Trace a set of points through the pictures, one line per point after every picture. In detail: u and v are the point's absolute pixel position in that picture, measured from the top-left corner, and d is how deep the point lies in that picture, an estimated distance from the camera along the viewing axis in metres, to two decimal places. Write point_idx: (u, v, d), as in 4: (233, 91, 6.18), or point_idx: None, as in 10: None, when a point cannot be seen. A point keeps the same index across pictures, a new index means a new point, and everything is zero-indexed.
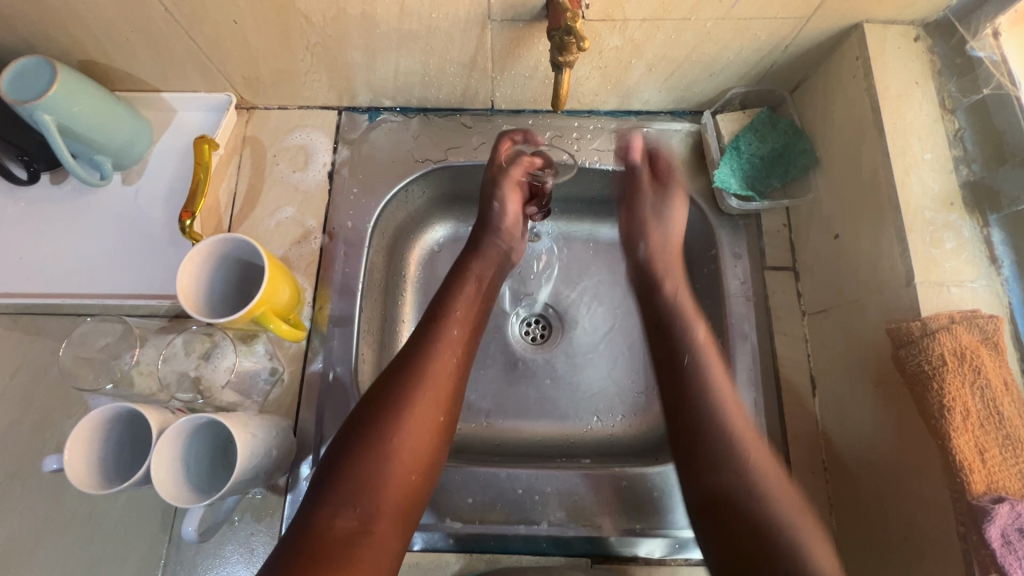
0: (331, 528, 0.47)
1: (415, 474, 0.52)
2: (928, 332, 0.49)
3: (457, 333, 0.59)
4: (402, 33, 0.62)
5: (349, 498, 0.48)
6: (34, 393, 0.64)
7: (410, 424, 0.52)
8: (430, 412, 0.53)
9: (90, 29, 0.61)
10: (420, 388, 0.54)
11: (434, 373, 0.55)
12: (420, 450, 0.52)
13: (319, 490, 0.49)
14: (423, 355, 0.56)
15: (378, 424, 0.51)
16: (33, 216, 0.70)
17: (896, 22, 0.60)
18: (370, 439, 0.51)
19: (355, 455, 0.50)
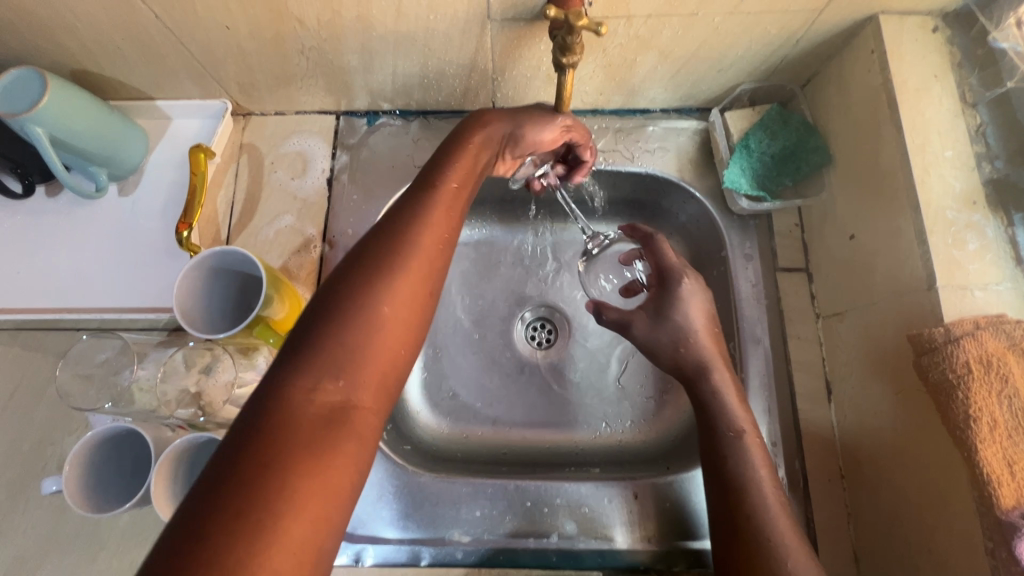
0: (309, 402, 0.36)
1: (403, 350, 0.42)
2: (951, 339, 0.47)
3: (446, 204, 0.50)
4: (400, 35, 0.60)
5: (330, 366, 0.38)
6: (33, 411, 0.63)
7: (402, 285, 0.43)
8: (418, 281, 0.44)
9: (80, 38, 0.59)
10: (408, 257, 0.44)
11: (422, 244, 0.46)
12: (411, 321, 0.43)
13: (284, 359, 0.38)
14: (407, 226, 0.46)
15: (360, 288, 0.41)
16: (27, 230, 0.69)
17: (912, 13, 0.58)
18: (347, 303, 0.40)
19: (334, 323, 0.39)
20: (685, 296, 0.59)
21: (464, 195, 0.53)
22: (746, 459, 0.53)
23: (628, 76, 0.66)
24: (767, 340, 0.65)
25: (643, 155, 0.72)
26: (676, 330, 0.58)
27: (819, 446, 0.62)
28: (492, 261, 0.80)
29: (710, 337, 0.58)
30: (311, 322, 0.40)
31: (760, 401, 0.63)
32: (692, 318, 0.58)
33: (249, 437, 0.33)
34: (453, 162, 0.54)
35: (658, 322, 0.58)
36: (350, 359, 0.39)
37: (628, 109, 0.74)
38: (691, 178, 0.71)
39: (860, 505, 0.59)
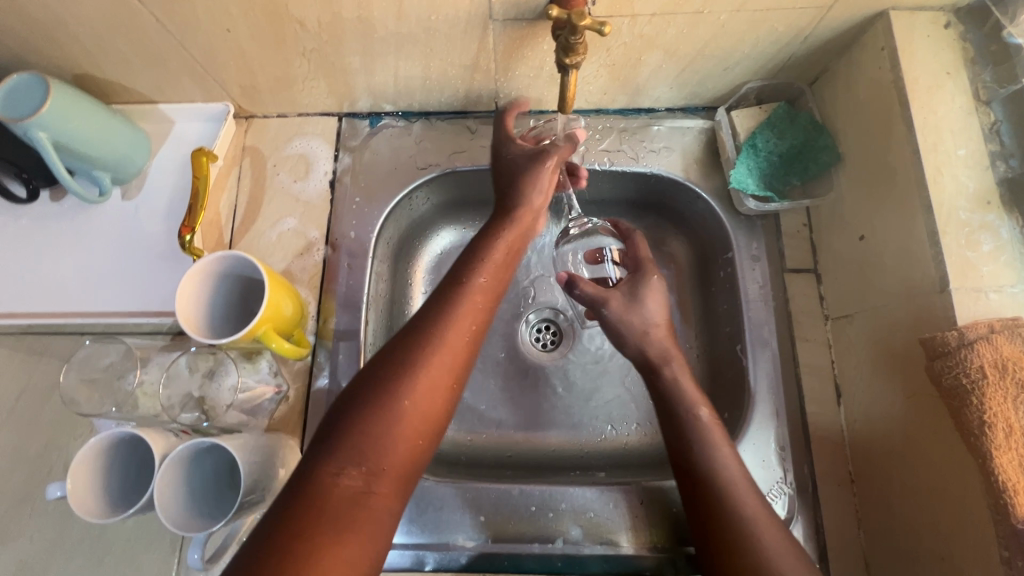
0: (336, 486, 0.40)
1: (422, 440, 0.45)
2: (965, 343, 0.46)
3: (484, 290, 0.52)
4: (401, 36, 0.59)
5: (358, 454, 0.42)
6: (39, 415, 0.64)
7: (429, 379, 0.46)
8: (445, 373, 0.47)
9: (81, 43, 0.59)
10: (440, 346, 0.47)
11: (451, 334, 0.48)
12: (436, 411, 0.46)
13: (322, 441, 0.43)
14: (439, 317, 0.49)
15: (389, 380, 0.45)
16: (32, 234, 0.69)
17: (924, 8, 0.56)
18: (382, 393, 0.44)
19: (367, 410, 0.44)
20: (654, 286, 0.61)
21: (502, 274, 0.55)
22: (710, 446, 0.53)
23: (633, 75, 0.65)
24: (775, 343, 0.64)
25: (648, 155, 0.71)
26: (639, 320, 0.59)
27: (828, 450, 0.61)
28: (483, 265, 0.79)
29: (665, 330, 0.59)
30: (350, 405, 0.44)
31: (768, 404, 0.62)
32: (651, 314, 0.60)
33: (283, 518, 0.39)
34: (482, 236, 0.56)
35: (628, 312, 0.59)
36: (373, 448, 0.42)
37: (633, 109, 0.73)
38: (697, 178, 0.70)
39: (871, 511, 0.58)
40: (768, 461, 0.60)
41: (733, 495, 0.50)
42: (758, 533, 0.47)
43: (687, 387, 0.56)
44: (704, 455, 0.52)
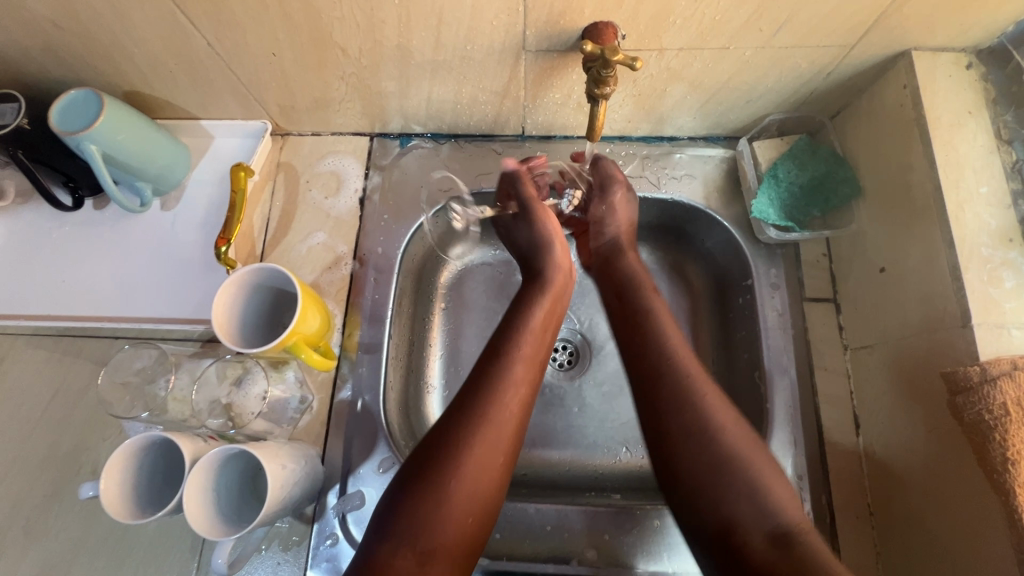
0: (391, 567, 0.44)
1: (471, 519, 0.48)
2: (987, 379, 0.46)
3: (522, 372, 0.54)
4: (437, 63, 0.62)
5: (409, 536, 0.46)
6: (71, 415, 0.66)
7: (476, 460, 0.49)
8: (496, 453, 0.50)
9: (135, 62, 0.63)
10: (484, 426, 0.50)
11: (497, 413, 0.51)
12: (484, 490, 0.49)
13: (379, 525, 0.47)
14: (487, 396, 0.52)
15: (442, 464, 0.48)
16: (75, 240, 0.72)
17: (946, 49, 0.58)
18: (431, 481, 0.47)
19: (419, 494, 0.47)
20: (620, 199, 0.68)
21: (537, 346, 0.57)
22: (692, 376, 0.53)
23: (657, 105, 0.68)
24: (794, 371, 0.65)
25: (669, 182, 0.73)
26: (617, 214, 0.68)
27: (846, 480, 0.61)
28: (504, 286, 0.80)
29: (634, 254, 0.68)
30: (400, 488, 0.48)
31: (785, 432, 0.62)
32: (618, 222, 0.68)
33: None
34: (522, 311, 0.60)
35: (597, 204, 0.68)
36: (425, 530, 0.46)
37: (655, 137, 0.75)
38: (717, 206, 0.72)
39: (891, 545, 0.57)
40: None
41: (696, 388, 0.52)
42: (719, 423, 0.50)
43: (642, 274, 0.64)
44: (672, 366, 0.54)
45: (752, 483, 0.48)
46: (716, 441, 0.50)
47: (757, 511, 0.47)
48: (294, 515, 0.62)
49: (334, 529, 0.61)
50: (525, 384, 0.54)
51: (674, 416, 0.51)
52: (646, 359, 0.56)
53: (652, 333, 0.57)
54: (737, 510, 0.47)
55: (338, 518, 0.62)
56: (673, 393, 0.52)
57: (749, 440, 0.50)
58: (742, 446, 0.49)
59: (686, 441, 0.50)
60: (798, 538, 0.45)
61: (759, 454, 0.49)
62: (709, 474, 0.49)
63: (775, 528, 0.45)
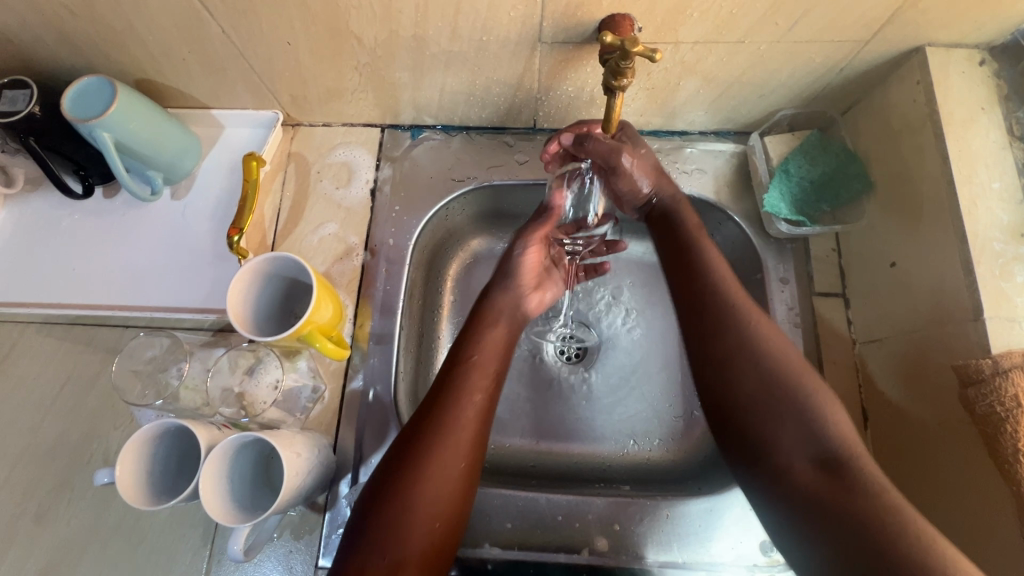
0: None
1: (440, 522, 0.50)
2: (999, 371, 0.47)
3: (481, 381, 0.56)
4: (452, 54, 0.62)
5: (378, 545, 0.47)
6: (83, 403, 0.66)
7: (436, 466, 0.50)
8: (456, 460, 0.52)
9: (149, 50, 0.62)
10: (443, 437, 0.52)
11: (460, 425, 0.53)
12: (448, 497, 0.50)
13: (350, 539, 0.48)
14: (445, 407, 0.53)
15: (405, 475, 0.50)
16: (86, 228, 0.72)
17: (959, 46, 0.58)
18: (393, 491, 0.49)
19: (383, 506, 0.49)
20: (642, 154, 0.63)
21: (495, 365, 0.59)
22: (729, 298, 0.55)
23: (670, 99, 0.68)
24: (803, 365, 0.65)
25: (680, 176, 0.73)
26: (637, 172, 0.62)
27: None
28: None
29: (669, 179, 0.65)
30: (366, 500, 0.50)
31: None
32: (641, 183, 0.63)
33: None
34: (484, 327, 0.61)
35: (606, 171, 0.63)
36: (396, 538, 0.47)
37: (667, 131, 0.75)
38: (728, 201, 0.72)
39: None
40: None
41: (741, 317, 0.54)
42: (767, 345, 0.52)
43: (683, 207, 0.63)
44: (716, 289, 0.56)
45: (799, 405, 0.49)
46: (760, 367, 0.51)
47: (806, 434, 0.48)
48: (306, 504, 0.62)
49: (346, 518, 0.61)
50: (483, 394, 0.56)
51: (718, 337, 0.54)
52: (688, 291, 0.58)
53: (696, 265, 0.58)
54: (783, 434, 0.49)
55: (350, 507, 0.62)
56: (721, 325, 0.54)
57: (798, 361, 0.52)
58: (789, 363, 0.51)
59: (738, 364, 0.52)
60: (844, 459, 0.46)
61: (810, 377, 0.51)
62: (761, 392, 0.50)
63: (823, 453, 0.47)
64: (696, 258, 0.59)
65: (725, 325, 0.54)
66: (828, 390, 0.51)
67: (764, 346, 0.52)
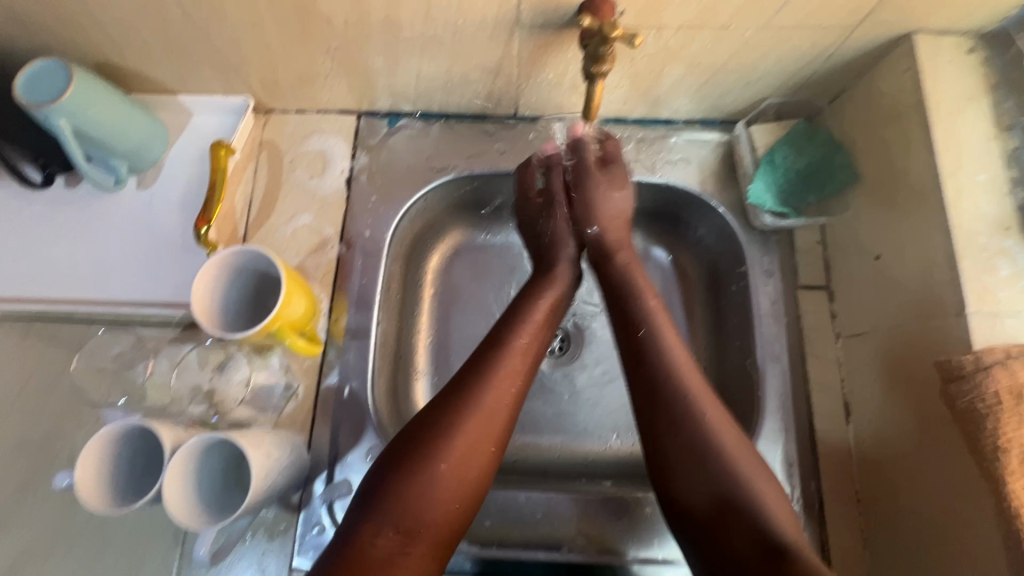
0: (372, 548, 0.45)
1: (457, 504, 0.48)
2: (981, 367, 0.46)
3: (515, 365, 0.55)
4: (427, 37, 0.59)
5: (390, 519, 0.46)
6: (46, 401, 0.63)
7: (467, 447, 0.49)
8: (484, 441, 0.50)
9: (107, 31, 0.59)
10: (475, 415, 0.50)
11: (490, 404, 0.52)
12: (472, 478, 0.49)
13: (362, 505, 0.47)
14: (478, 384, 0.52)
15: (429, 451, 0.48)
16: (46, 220, 0.69)
17: (948, 32, 0.57)
18: (415, 464, 0.48)
19: (405, 478, 0.47)
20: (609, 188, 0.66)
21: (531, 344, 0.57)
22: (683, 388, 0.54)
23: (654, 86, 0.66)
24: (786, 359, 0.64)
25: (665, 166, 0.71)
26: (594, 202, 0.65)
27: (836, 467, 0.61)
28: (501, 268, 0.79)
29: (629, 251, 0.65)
30: (387, 469, 0.48)
31: (776, 420, 0.62)
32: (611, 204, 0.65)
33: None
34: (522, 303, 0.60)
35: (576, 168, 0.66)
36: (410, 514, 0.46)
37: (651, 119, 0.73)
38: (713, 191, 0.70)
39: (878, 531, 0.58)
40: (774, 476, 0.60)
41: (696, 407, 0.53)
42: (719, 445, 0.51)
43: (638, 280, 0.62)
44: (667, 376, 0.55)
45: (748, 498, 0.49)
46: (710, 465, 0.50)
47: (755, 531, 0.47)
48: (279, 504, 0.60)
49: (321, 518, 0.60)
50: (517, 377, 0.54)
51: (670, 430, 0.52)
52: (642, 374, 0.56)
53: (649, 349, 0.57)
54: (734, 537, 0.48)
55: (325, 506, 0.60)
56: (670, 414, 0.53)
57: (741, 447, 0.51)
58: (736, 452, 0.51)
59: (681, 458, 0.51)
60: (792, 552, 0.45)
61: (762, 474, 0.50)
62: (710, 499, 0.50)
63: (768, 543, 0.46)
64: (650, 339, 0.57)
65: (680, 419, 0.53)
66: (773, 482, 0.51)
67: (720, 438, 0.51)
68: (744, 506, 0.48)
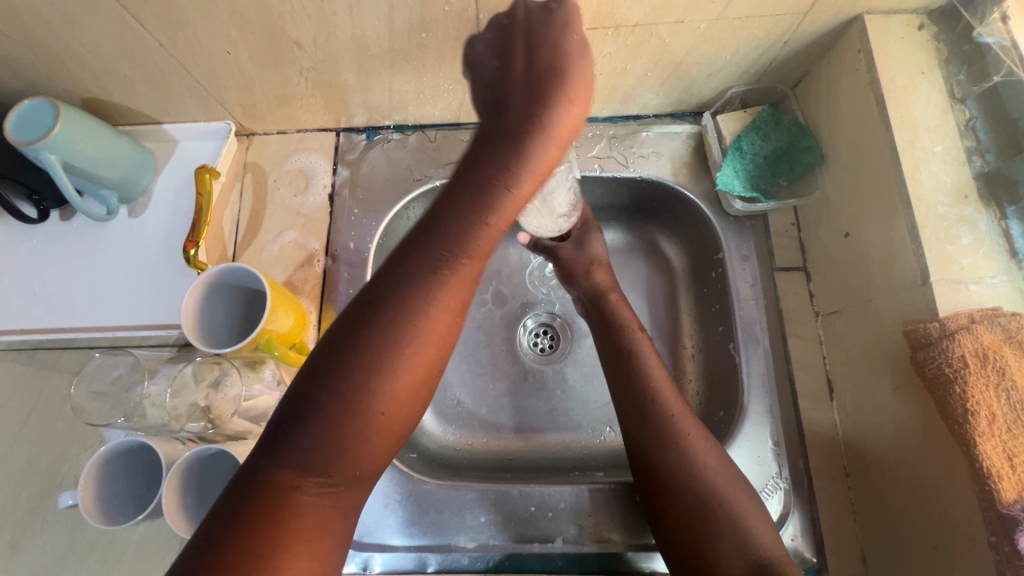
0: (290, 493, 0.39)
1: (390, 438, 0.43)
2: (947, 333, 0.47)
3: (464, 276, 0.44)
4: (394, 52, 0.62)
5: (314, 461, 0.40)
6: (51, 427, 0.66)
7: (404, 379, 0.42)
8: (423, 364, 0.43)
9: (90, 69, 0.62)
10: (411, 340, 0.42)
11: (429, 324, 0.43)
12: (404, 411, 0.42)
13: (273, 445, 0.40)
14: (414, 299, 0.42)
15: (357, 377, 0.40)
16: (42, 253, 0.72)
17: (898, 11, 0.58)
18: (341, 390, 0.40)
19: (325, 412, 0.40)
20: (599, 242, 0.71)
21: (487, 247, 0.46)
22: (662, 401, 0.58)
23: (619, 84, 0.68)
24: (767, 340, 0.66)
25: (637, 160, 0.73)
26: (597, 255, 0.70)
27: (823, 444, 0.62)
28: (495, 270, 0.81)
29: (646, 338, 0.64)
30: (302, 410, 0.40)
31: (761, 401, 0.63)
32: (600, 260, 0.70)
33: (223, 538, 0.37)
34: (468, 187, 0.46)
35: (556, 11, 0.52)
36: (339, 457, 0.40)
37: (621, 116, 0.75)
38: (686, 182, 0.72)
39: (865, 501, 0.59)
40: (762, 457, 0.61)
41: (679, 428, 0.56)
42: (704, 465, 0.54)
43: (623, 312, 0.66)
44: (655, 399, 0.58)
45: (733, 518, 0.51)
46: (699, 482, 0.53)
47: (740, 545, 0.50)
48: None
49: None
50: (463, 287, 0.44)
51: (663, 453, 0.55)
52: (632, 400, 0.59)
53: (637, 372, 0.60)
54: (720, 542, 0.50)
55: None
56: (676, 476, 0.54)
57: (707, 447, 0.55)
58: (715, 471, 0.54)
59: (673, 476, 0.54)
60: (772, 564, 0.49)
61: (736, 488, 0.53)
62: (700, 511, 0.52)
63: (756, 561, 0.49)
64: (637, 362, 0.61)
65: (666, 439, 0.56)
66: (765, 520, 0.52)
67: (695, 449, 0.55)
68: (735, 520, 0.51)
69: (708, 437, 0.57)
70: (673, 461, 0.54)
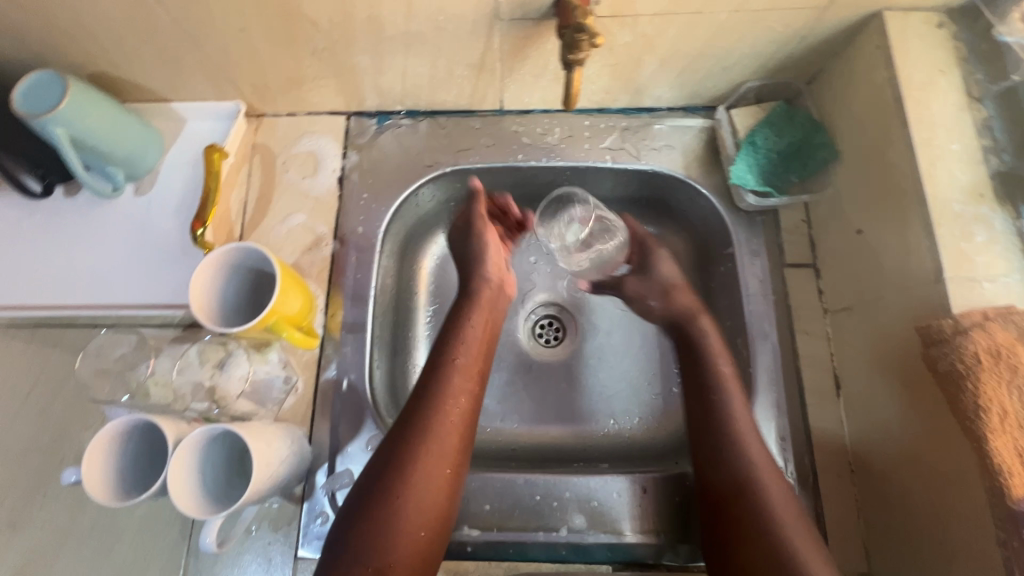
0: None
1: (424, 531, 0.51)
2: (960, 331, 0.47)
3: (461, 399, 0.58)
4: (411, 35, 0.61)
5: (365, 555, 0.49)
6: (52, 405, 0.65)
7: (428, 487, 0.52)
8: (440, 466, 0.54)
9: (100, 42, 0.61)
10: (428, 440, 0.54)
11: (438, 425, 0.55)
12: (432, 502, 0.52)
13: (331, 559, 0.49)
14: (427, 407, 0.56)
15: (391, 485, 0.52)
16: (45, 229, 0.71)
17: (917, 8, 0.58)
18: (378, 507, 0.51)
19: (370, 506, 0.51)
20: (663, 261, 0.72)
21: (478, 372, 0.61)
22: (746, 444, 0.57)
23: (635, 75, 0.67)
24: (775, 336, 0.66)
25: (649, 153, 0.72)
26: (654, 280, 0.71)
27: (829, 439, 0.62)
28: None
29: (737, 384, 0.62)
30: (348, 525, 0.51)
31: (769, 396, 0.63)
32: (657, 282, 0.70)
33: None
34: (459, 322, 0.64)
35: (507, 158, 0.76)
36: (387, 539, 0.49)
37: (634, 108, 0.74)
38: (698, 175, 0.72)
39: (869, 497, 0.59)
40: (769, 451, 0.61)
41: (758, 474, 0.55)
42: (778, 512, 0.52)
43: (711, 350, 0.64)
44: (736, 441, 0.57)
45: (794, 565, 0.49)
46: (771, 531, 0.51)
47: None
48: (284, 496, 0.61)
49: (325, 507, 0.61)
50: (464, 397, 0.58)
51: (741, 498, 0.54)
52: (711, 440, 0.58)
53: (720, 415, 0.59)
54: None
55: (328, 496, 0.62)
56: (750, 521, 0.52)
57: (784, 496, 0.53)
58: (789, 521, 0.52)
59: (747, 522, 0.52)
60: None
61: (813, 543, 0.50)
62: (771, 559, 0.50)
63: None
64: (724, 403, 0.60)
65: (745, 484, 0.54)
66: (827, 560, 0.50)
67: (774, 497, 0.53)
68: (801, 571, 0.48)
69: (788, 486, 0.55)
70: (751, 507, 0.53)
